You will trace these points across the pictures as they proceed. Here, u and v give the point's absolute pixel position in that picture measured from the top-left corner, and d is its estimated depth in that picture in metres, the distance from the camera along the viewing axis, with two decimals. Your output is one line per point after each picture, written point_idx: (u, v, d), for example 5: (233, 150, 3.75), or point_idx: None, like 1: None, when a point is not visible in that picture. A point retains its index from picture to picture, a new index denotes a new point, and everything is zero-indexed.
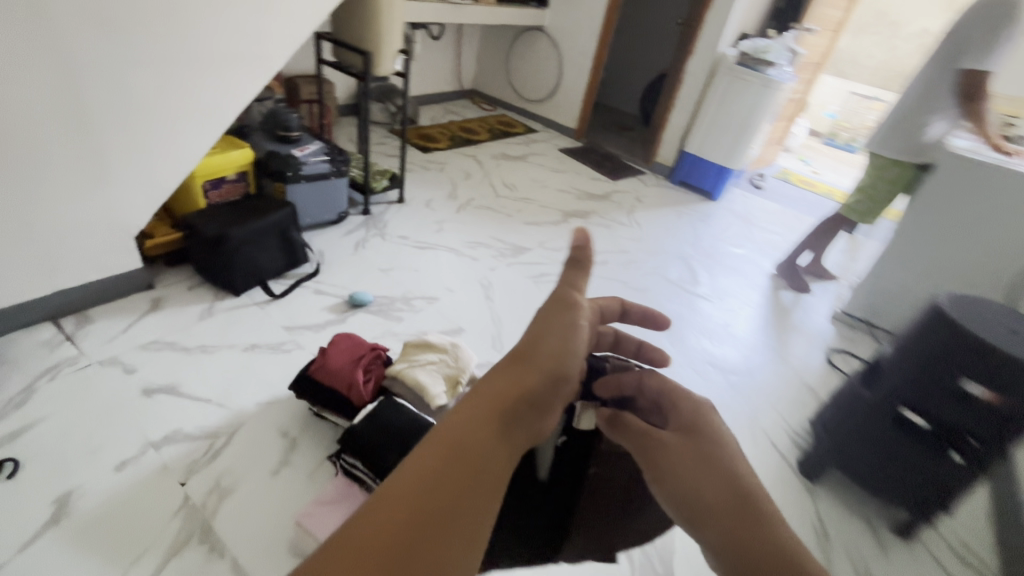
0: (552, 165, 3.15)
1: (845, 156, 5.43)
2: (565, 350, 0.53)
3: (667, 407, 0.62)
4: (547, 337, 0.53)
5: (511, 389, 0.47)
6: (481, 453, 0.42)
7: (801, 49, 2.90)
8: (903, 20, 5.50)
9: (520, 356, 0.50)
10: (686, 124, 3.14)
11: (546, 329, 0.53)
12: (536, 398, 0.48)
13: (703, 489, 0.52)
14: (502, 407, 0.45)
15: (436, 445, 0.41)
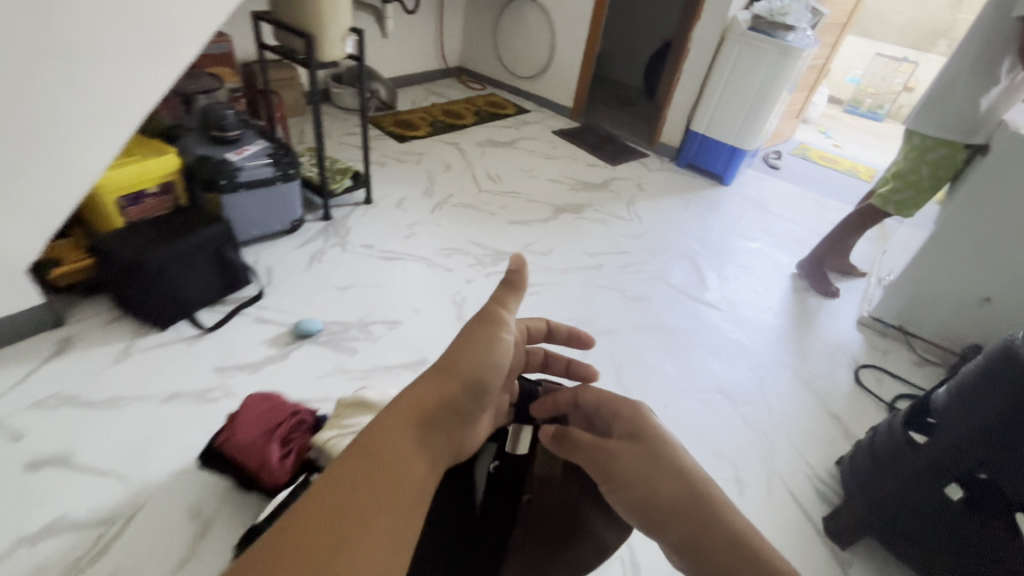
0: (543, 151, 2.86)
1: (869, 124, 5.02)
2: (491, 351, 0.51)
3: (606, 412, 0.61)
4: (470, 350, 0.50)
5: (429, 393, 0.45)
6: (389, 458, 0.40)
7: (824, 9, 2.54)
8: None
9: (443, 358, 0.48)
10: (692, 100, 2.81)
11: (466, 341, 0.51)
12: (453, 399, 0.46)
13: (657, 489, 0.50)
14: (421, 419, 0.43)
15: (344, 462, 0.39)
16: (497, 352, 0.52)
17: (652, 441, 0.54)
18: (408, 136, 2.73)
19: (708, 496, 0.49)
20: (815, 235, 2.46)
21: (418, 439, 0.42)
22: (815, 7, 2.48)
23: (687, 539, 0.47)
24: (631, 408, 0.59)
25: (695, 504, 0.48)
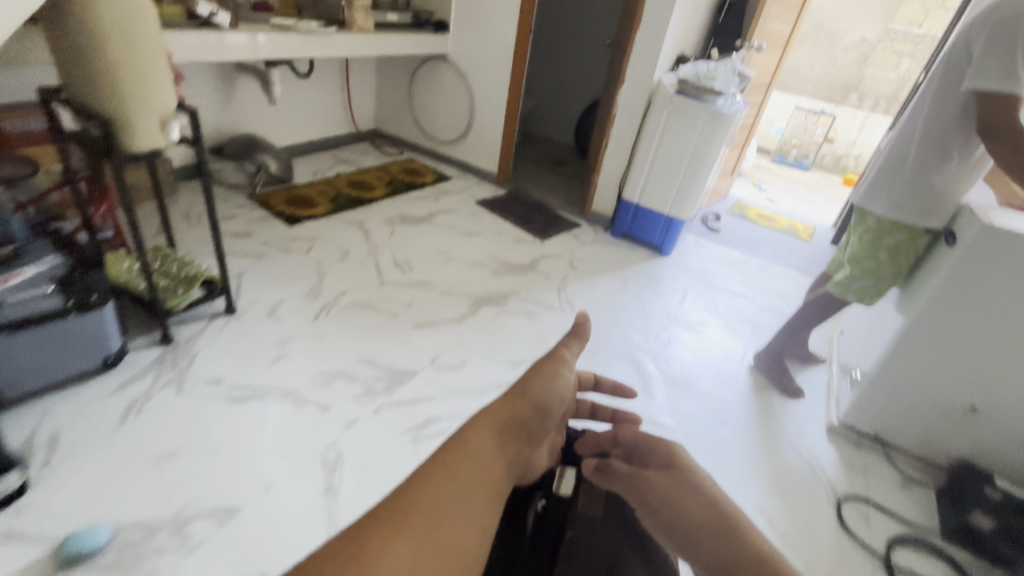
0: (463, 225, 2.54)
1: (797, 174, 5.12)
2: (553, 378, 0.67)
3: (638, 441, 0.60)
4: (536, 385, 0.64)
5: (509, 408, 0.58)
6: (485, 445, 0.51)
7: (749, 73, 2.42)
8: (841, 29, 5.28)
9: (518, 384, 0.63)
10: (624, 166, 2.60)
11: (530, 378, 0.65)
12: (525, 415, 0.59)
13: (687, 512, 0.48)
14: (502, 426, 0.55)
15: (453, 444, 0.49)
16: (556, 389, 0.66)
17: (690, 474, 0.52)
18: (305, 215, 2.34)
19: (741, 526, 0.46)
20: (768, 317, 2.22)
21: (496, 440, 0.52)
22: (741, 71, 2.35)
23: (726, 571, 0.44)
24: (673, 446, 0.57)
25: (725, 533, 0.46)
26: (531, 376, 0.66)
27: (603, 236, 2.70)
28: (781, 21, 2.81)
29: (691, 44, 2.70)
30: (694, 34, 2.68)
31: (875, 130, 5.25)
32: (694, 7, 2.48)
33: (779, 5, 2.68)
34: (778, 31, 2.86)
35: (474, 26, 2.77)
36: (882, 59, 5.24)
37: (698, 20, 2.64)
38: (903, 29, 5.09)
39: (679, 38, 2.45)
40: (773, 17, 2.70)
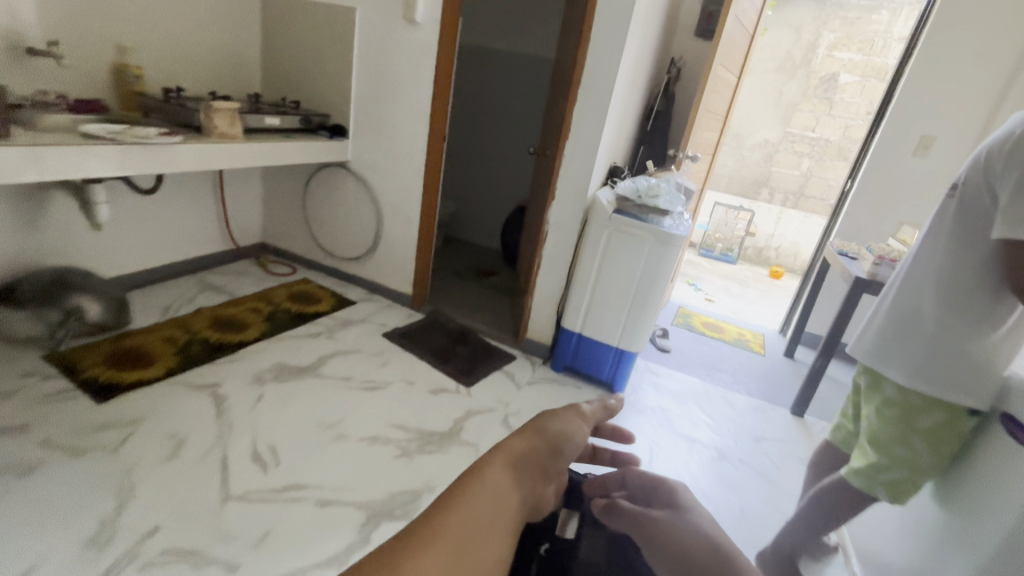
0: (363, 373, 1.97)
1: (724, 268, 5.13)
2: (567, 423, 0.67)
3: (639, 477, 0.61)
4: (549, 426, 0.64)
5: (522, 447, 0.59)
6: (496, 481, 0.53)
7: (691, 187, 2.18)
8: (745, 131, 5.60)
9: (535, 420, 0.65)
10: (560, 291, 2.20)
11: (545, 421, 0.65)
12: (538, 458, 0.60)
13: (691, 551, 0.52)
14: (514, 463, 0.56)
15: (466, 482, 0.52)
16: (574, 432, 0.67)
17: (689, 514, 0.56)
18: (130, 381, 1.67)
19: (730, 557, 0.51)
20: (753, 483, 1.78)
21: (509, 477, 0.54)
22: (683, 187, 2.10)
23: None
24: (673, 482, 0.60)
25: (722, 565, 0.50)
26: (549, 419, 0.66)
27: (542, 372, 2.23)
28: (709, 131, 2.68)
29: (621, 154, 2.47)
30: (624, 145, 2.47)
31: (789, 224, 5.42)
32: (623, 117, 2.25)
33: (707, 117, 2.55)
34: (707, 141, 2.72)
35: (377, 131, 2.38)
36: (786, 158, 5.54)
37: (627, 131, 2.43)
38: (800, 133, 5.44)
39: (611, 151, 2.20)
40: (703, 128, 2.56)
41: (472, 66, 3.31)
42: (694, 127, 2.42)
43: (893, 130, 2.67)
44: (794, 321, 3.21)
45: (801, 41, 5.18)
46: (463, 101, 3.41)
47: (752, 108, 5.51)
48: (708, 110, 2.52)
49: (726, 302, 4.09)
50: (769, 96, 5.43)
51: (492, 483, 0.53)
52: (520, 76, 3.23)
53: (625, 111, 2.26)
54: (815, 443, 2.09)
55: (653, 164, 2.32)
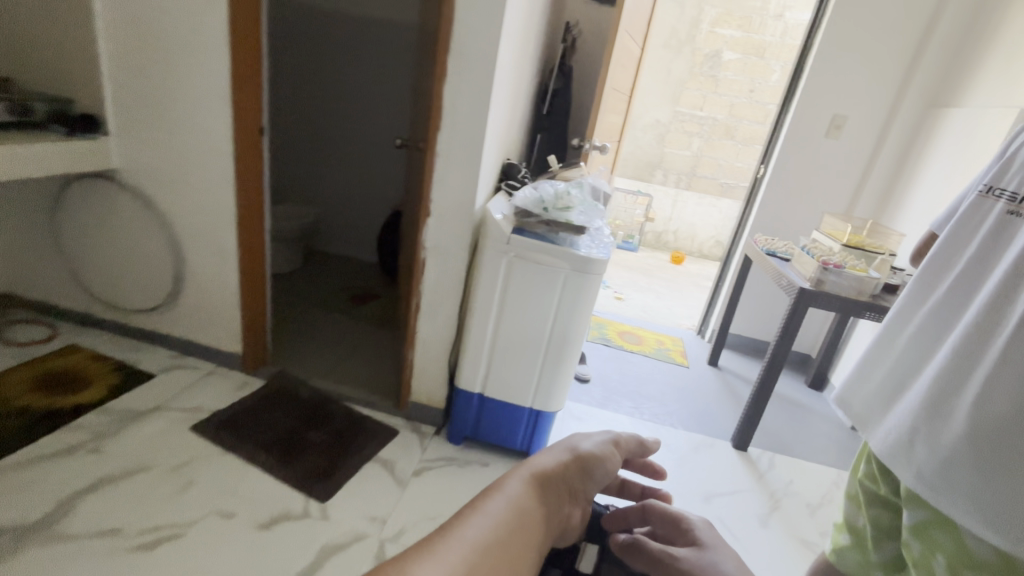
0: (143, 516, 1.24)
1: (628, 258, 4.89)
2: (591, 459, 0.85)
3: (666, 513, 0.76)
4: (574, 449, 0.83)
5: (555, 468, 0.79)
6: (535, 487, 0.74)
7: (605, 188, 1.70)
8: (636, 111, 5.39)
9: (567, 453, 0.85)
10: (450, 339, 1.62)
11: (576, 447, 0.86)
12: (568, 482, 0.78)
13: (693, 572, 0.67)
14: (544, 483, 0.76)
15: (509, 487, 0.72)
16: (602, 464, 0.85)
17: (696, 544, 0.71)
18: None
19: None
20: None
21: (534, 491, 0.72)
22: (598, 191, 1.61)
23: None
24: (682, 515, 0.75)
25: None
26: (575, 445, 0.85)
27: (435, 450, 1.65)
28: (613, 114, 2.22)
29: (513, 147, 1.92)
30: (515, 135, 1.92)
31: (685, 206, 5.32)
32: (512, 97, 1.69)
33: (612, 97, 2.08)
34: (612, 127, 2.27)
35: (154, 124, 1.59)
36: (677, 139, 5.40)
37: (518, 116, 1.89)
38: (689, 112, 5.31)
39: (499, 144, 1.63)
40: (608, 109, 2.09)
41: (313, 34, 2.55)
42: (598, 109, 1.94)
43: (804, 110, 2.42)
44: (712, 323, 2.94)
45: (684, 16, 5.01)
46: (308, 80, 2.64)
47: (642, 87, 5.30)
48: (613, 87, 2.05)
49: (636, 299, 3.79)
50: (657, 74, 5.24)
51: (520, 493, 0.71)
52: (378, 47, 2.54)
53: (514, 90, 1.70)
54: (769, 491, 1.76)
55: (555, 159, 1.80)
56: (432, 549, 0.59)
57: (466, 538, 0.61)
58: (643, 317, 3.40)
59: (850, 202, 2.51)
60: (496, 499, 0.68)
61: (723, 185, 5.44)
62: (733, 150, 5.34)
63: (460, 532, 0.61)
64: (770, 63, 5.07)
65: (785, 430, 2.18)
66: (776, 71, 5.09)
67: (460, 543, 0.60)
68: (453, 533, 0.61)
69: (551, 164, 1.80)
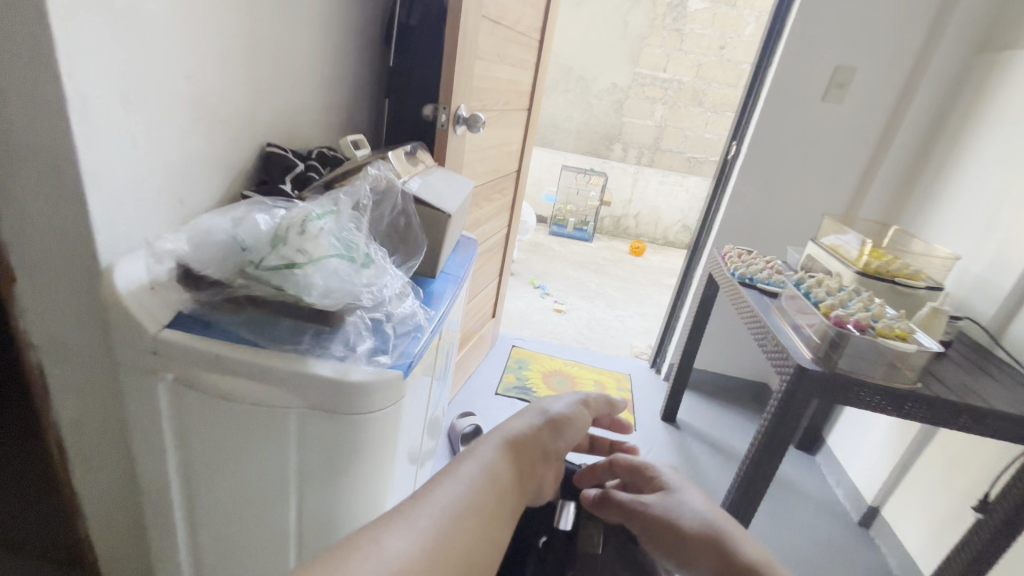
0: None
1: (579, 251, 4.14)
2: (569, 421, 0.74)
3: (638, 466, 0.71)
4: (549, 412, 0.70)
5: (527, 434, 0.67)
6: (510, 455, 0.62)
7: (443, 198, 0.91)
8: (589, 74, 4.57)
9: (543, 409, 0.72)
10: (132, 504, 0.84)
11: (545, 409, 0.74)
12: (542, 450, 0.67)
13: (675, 528, 0.60)
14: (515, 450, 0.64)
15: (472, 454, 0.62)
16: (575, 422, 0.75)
17: (676, 495, 0.64)
18: None
19: (709, 528, 0.60)
20: None
21: (512, 458, 0.62)
22: (399, 214, 0.83)
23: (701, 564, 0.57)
24: (660, 470, 0.68)
25: (698, 533, 0.59)
26: (554, 406, 0.72)
27: None
28: (501, 68, 1.41)
29: (303, 126, 1.10)
30: (303, 104, 1.09)
31: (647, 186, 4.56)
32: (247, 34, 0.86)
33: (487, 40, 1.27)
34: (500, 91, 1.46)
35: None
36: (636, 106, 4.59)
37: (303, 70, 1.06)
38: (650, 74, 4.49)
39: (206, 125, 0.82)
40: (482, 59, 1.27)
41: None
42: (453, 56, 1.12)
43: (791, 63, 1.65)
44: (669, 355, 2.21)
45: None
46: None
47: (595, 43, 4.47)
48: (486, 22, 1.23)
49: (581, 310, 3.04)
50: (612, 27, 4.40)
51: (491, 460, 0.60)
52: None
53: (255, 18, 0.88)
54: None
55: (365, 141, 1.00)
56: (396, 522, 0.50)
57: (436, 504, 0.53)
58: (585, 339, 2.66)
59: (853, 194, 1.77)
60: (469, 461, 0.59)
61: (690, 160, 4.68)
62: (701, 119, 4.56)
63: (434, 497, 0.53)
64: (743, 13, 4.25)
65: (768, 539, 1.47)
66: (750, 23, 4.27)
67: (429, 507, 0.52)
68: (425, 502, 0.53)
69: (355, 154, 0.99)
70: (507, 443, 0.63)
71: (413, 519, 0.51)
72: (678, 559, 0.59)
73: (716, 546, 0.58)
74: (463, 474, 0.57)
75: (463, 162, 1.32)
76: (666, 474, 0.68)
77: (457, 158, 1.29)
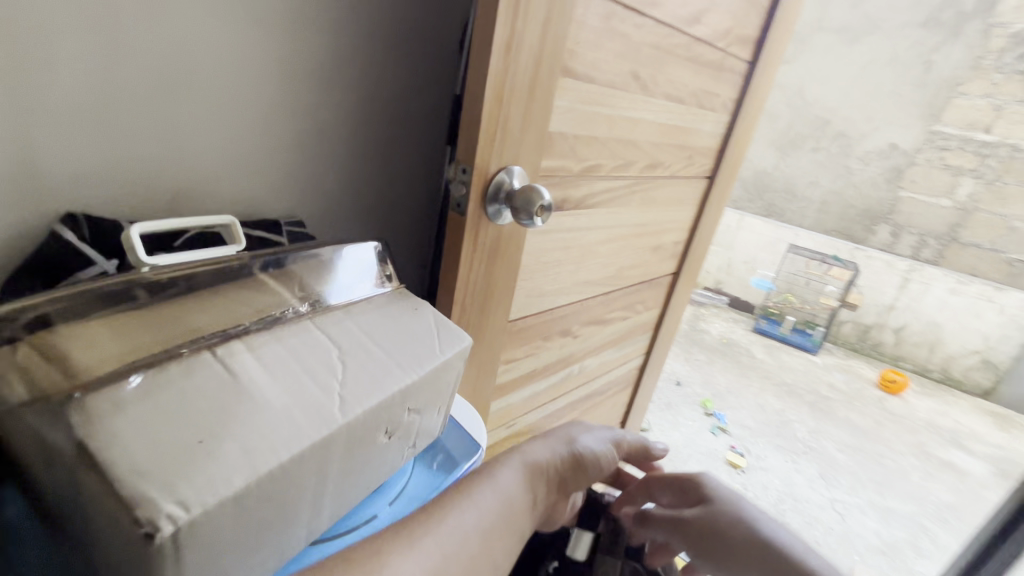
0: None
1: (791, 364, 2.97)
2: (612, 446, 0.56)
3: (674, 474, 0.56)
4: (582, 440, 0.54)
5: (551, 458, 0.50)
6: (524, 484, 0.47)
7: (206, 446, 0.30)
8: (855, 129, 3.37)
9: (574, 426, 0.56)
10: None
11: (577, 425, 0.56)
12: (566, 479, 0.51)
13: (731, 541, 0.47)
14: (531, 475, 0.48)
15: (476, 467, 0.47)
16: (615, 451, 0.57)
17: (721, 502, 0.50)
18: None
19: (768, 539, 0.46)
20: None
21: (529, 485, 0.47)
22: None
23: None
24: (703, 474, 0.54)
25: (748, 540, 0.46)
26: (592, 428, 0.56)
27: None
28: (638, 103, 0.74)
29: (223, 187, 0.62)
30: (225, 150, 0.61)
31: (925, 292, 3.08)
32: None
33: (597, 43, 0.62)
34: (635, 145, 0.78)
35: None
36: (925, 177, 3.19)
37: (220, 92, 0.58)
38: (958, 134, 3.08)
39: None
40: (581, 80, 0.63)
41: None
42: (482, 64, 0.52)
43: None
44: None
45: None
46: None
47: (871, 90, 3.28)
48: (594, 7, 0.59)
49: (772, 471, 1.99)
50: (903, 69, 3.16)
51: (508, 481, 0.46)
52: None
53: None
54: None
55: (241, 228, 0.48)
56: (435, 523, 0.40)
57: (474, 514, 0.42)
58: None
59: None
60: (503, 471, 0.46)
61: (1014, 264, 3.03)
62: None
63: (469, 504, 0.42)
64: None
65: None
66: None
67: (466, 520, 0.41)
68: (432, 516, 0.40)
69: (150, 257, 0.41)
70: (526, 469, 0.48)
71: (451, 530, 0.40)
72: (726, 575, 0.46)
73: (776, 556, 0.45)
74: (497, 486, 0.45)
75: (518, 268, 0.69)
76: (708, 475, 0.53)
77: (500, 266, 0.65)
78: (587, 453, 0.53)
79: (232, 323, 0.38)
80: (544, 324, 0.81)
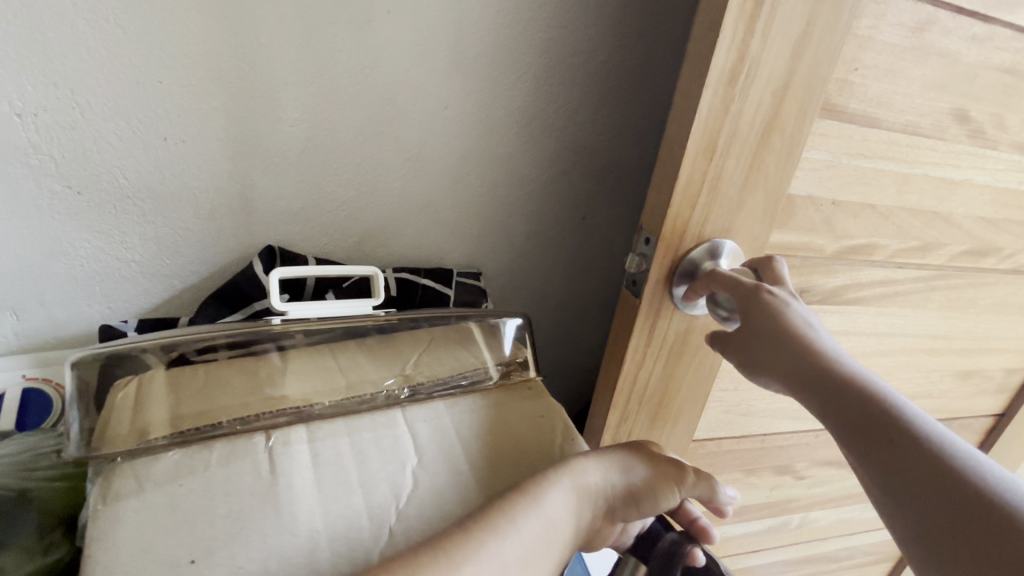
0: None
1: None
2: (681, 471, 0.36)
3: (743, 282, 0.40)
4: (639, 469, 0.35)
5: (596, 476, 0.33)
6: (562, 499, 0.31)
7: (193, 568, 0.26)
8: None
9: (641, 445, 0.37)
10: None
11: (644, 447, 0.37)
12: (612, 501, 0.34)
13: (855, 418, 0.34)
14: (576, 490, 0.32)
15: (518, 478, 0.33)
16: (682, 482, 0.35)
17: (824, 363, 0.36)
18: None
19: (906, 414, 0.33)
20: None
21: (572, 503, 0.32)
22: None
23: (893, 480, 0.32)
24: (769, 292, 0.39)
25: (897, 437, 0.33)
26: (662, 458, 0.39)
27: None
28: (961, 158, 0.47)
29: (402, 234, 0.59)
30: (408, 195, 0.57)
31: None
32: (218, 60, 0.46)
33: (896, 66, 0.40)
34: (947, 221, 0.50)
35: None
36: None
37: (409, 139, 0.54)
38: None
39: (95, 206, 0.48)
40: (855, 124, 0.42)
41: None
42: (689, 101, 0.37)
43: None
44: None
45: None
46: None
47: None
48: (896, 13, 0.38)
49: None
50: None
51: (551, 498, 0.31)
52: None
53: (251, 33, 0.46)
54: None
55: (381, 280, 0.43)
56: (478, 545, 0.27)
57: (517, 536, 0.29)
58: None
59: None
60: (554, 494, 0.31)
61: None
62: None
63: (515, 529, 0.29)
64: None
65: None
66: None
67: (508, 551, 0.28)
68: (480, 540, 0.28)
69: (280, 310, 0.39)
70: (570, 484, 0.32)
71: (493, 566, 0.27)
72: (913, 510, 0.31)
73: (929, 454, 0.31)
74: (545, 512, 0.30)
75: (712, 376, 0.50)
76: (794, 304, 0.39)
77: (684, 371, 0.48)
78: (650, 491, 0.34)
79: (307, 400, 0.34)
80: (749, 453, 0.59)
